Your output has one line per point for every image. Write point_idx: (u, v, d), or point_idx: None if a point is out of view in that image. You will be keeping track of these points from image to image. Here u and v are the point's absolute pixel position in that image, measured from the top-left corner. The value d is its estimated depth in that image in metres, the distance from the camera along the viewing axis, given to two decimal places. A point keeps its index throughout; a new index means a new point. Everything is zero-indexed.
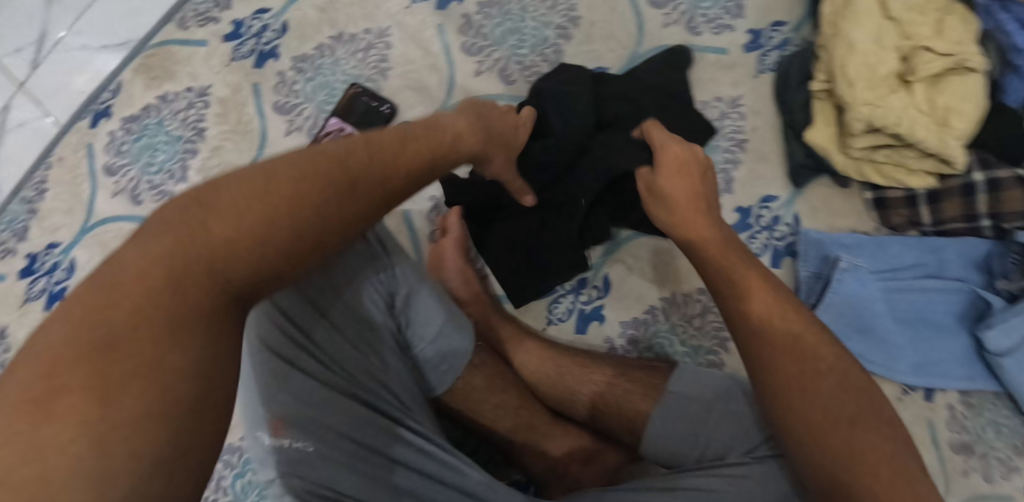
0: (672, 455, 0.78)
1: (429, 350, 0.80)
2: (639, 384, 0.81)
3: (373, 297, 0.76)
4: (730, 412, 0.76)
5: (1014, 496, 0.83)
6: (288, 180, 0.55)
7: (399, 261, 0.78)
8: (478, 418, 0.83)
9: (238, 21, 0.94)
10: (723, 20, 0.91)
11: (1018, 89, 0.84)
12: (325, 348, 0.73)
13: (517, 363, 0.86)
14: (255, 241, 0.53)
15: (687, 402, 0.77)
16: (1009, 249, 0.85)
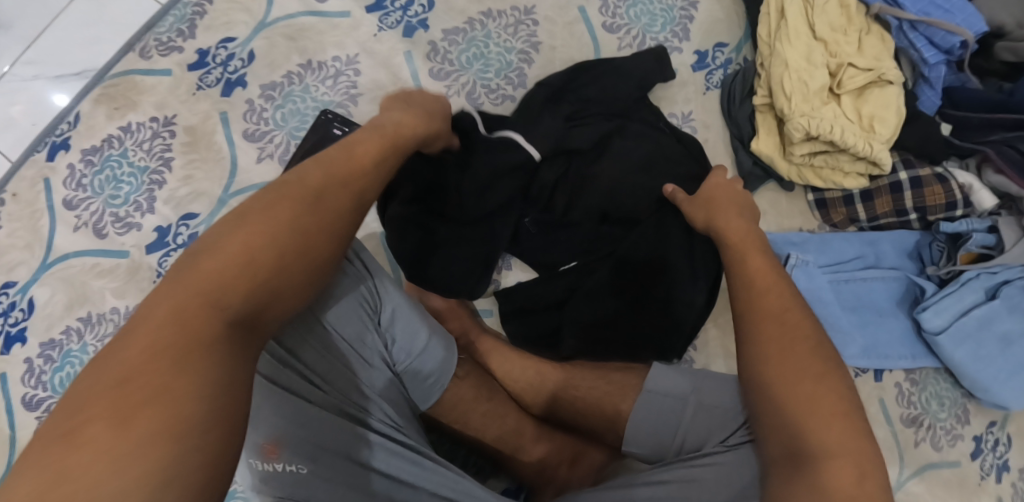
0: (655, 450, 0.81)
1: (417, 366, 0.78)
2: (619, 385, 0.85)
3: (361, 315, 0.73)
4: (705, 406, 0.79)
5: (959, 460, 0.95)
6: (282, 203, 0.60)
7: (380, 276, 0.76)
8: (467, 428, 0.82)
9: (204, 50, 0.94)
10: (671, 42, 0.99)
11: (929, 97, 0.95)
12: (316, 366, 0.71)
13: (501, 373, 0.88)
14: (246, 277, 0.56)
15: (664, 398, 0.80)
16: (935, 238, 0.97)
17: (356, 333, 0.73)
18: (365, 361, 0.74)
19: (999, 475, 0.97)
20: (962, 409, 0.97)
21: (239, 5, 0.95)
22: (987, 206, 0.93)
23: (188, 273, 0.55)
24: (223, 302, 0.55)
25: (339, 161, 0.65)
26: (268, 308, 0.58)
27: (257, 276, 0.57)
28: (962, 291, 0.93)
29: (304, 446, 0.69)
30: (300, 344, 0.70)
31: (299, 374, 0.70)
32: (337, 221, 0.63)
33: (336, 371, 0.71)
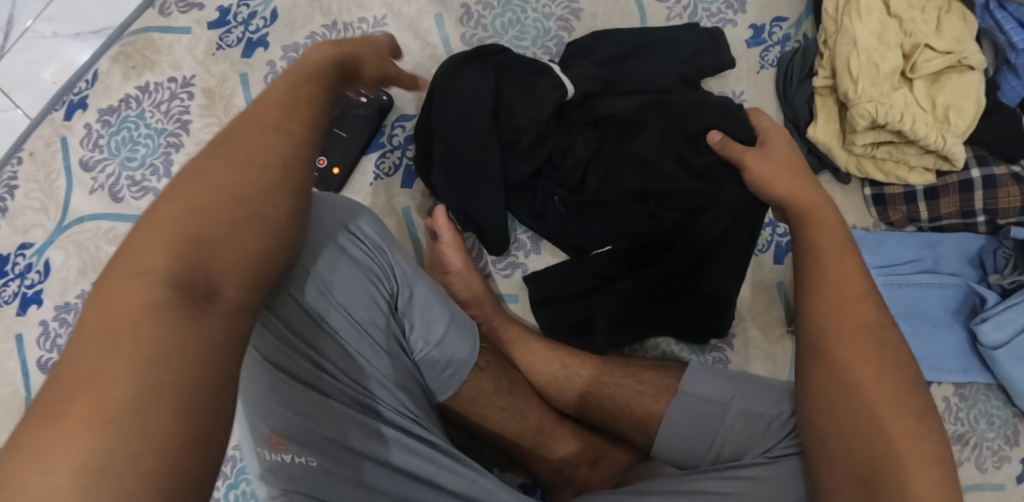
0: (688, 456, 0.76)
1: (435, 356, 0.74)
2: (652, 386, 0.79)
3: (374, 299, 0.70)
4: (746, 412, 0.73)
5: (1005, 484, 0.87)
6: (222, 157, 0.54)
7: (397, 259, 0.73)
8: (485, 422, 0.79)
9: (224, 8, 0.89)
10: (725, 14, 0.90)
11: (1013, 88, 0.84)
12: (324, 350, 0.67)
13: (524, 365, 0.84)
14: (208, 244, 0.50)
15: (700, 402, 0.75)
16: (1001, 245, 0.88)
17: (368, 318, 0.70)
18: (378, 348, 0.70)
19: None
20: (1013, 430, 0.88)
21: None
22: None
23: (139, 238, 0.50)
24: (162, 263, 0.48)
25: (258, 106, 0.59)
26: (223, 270, 0.50)
27: (205, 232, 0.51)
28: None
29: (310, 435, 0.65)
30: (309, 327, 0.67)
31: (308, 359, 0.66)
32: (256, 152, 0.55)
33: (344, 356, 0.68)
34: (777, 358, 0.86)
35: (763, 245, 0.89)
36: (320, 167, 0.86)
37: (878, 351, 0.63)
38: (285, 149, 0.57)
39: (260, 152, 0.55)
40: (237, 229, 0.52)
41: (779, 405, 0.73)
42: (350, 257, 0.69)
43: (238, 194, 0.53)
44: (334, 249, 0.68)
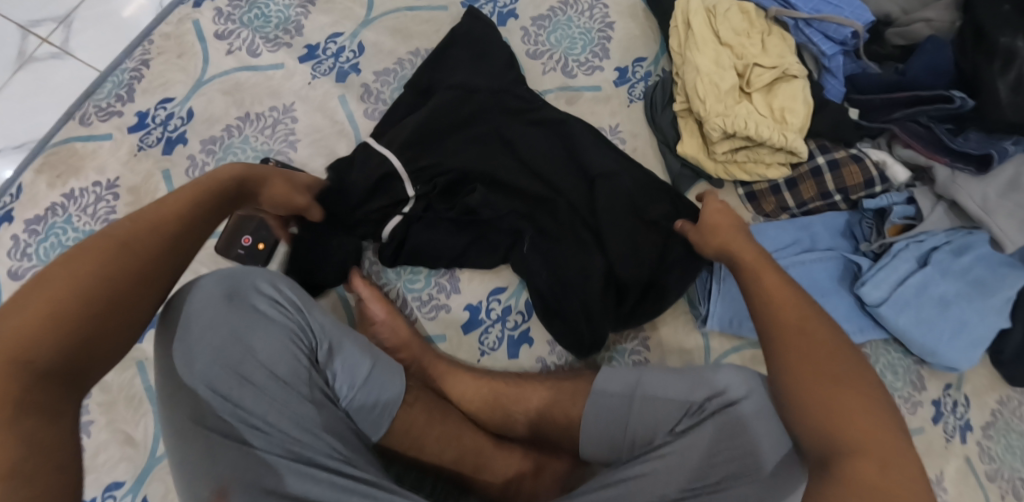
0: (611, 449, 0.83)
1: (362, 398, 0.79)
2: (568, 391, 0.86)
3: (296, 353, 0.75)
4: (649, 399, 0.81)
5: (921, 425, 1.02)
6: (96, 253, 0.63)
7: (313, 315, 0.78)
8: (423, 453, 0.83)
9: (143, 112, 0.96)
10: (592, 62, 1.04)
11: (835, 87, 1.00)
12: (251, 407, 0.72)
13: (455, 395, 0.88)
14: (78, 326, 0.61)
15: (611, 397, 0.82)
16: (863, 216, 1.03)
17: (290, 372, 0.74)
18: (302, 397, 0.74)
19: (962, 435, 1.03)
20: (917, 376, 1.03)
21: (175, 66, 0.98)
22: (902, 180, 0.98)
23: (13, 324, 0.59)
24: (43, 352, 0.59)
25: (156, 208, 0.69)
26: (92, 357, 0.61)
27: (88, 332, 0.61)
28: (895, 263, 0.98)
29: (251, 488, 0.68)
30: (234, 388, 0.71)
31: (235, 418, 0.71)
32: (138, 256, 0.65)
33: (269, 408, 0.72)
34: (691, 349, 0.94)
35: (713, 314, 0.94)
36: (246, 247, 0.91)
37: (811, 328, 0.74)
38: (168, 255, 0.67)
39: (146, 266, 0.65)
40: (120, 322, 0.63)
41: (679, 387, 0.81)
42: (262, 321, 0.74)
43: (119, 300, 0.63)
44: (251, 314, 0.74)
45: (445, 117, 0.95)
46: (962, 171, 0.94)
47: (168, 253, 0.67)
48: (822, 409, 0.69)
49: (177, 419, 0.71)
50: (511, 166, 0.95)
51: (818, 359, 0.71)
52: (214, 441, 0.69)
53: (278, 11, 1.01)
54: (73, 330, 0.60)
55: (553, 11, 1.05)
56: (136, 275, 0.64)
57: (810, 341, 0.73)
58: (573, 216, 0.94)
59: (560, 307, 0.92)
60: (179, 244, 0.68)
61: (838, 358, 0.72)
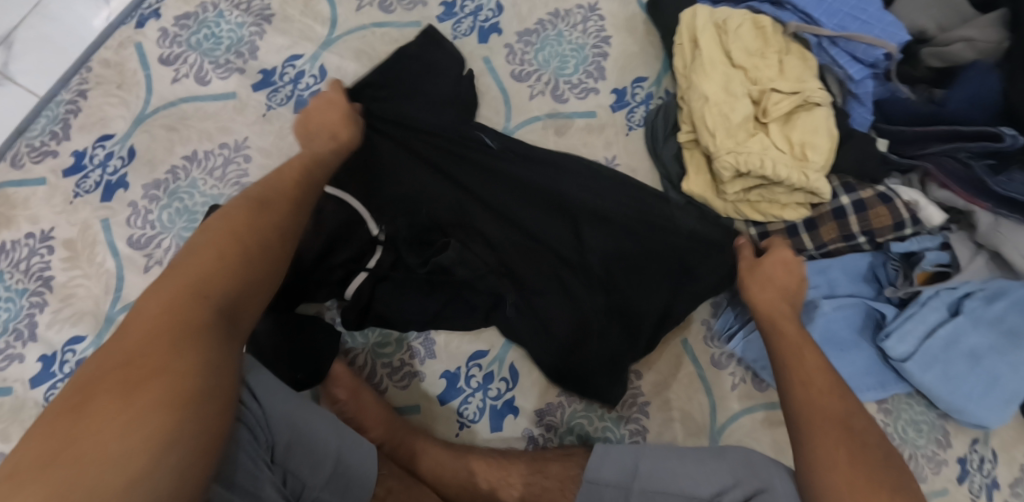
0: None
1: (325, 498, 0.68)
2: (558, 477, 0.77)
3: (252, 452, 0.64)
4: (648, 494, 0.72)
5: (947, 487, 0.92)
6: (240, 213, 0.68)
7: (269, 405, 0.68)
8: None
9: (80, 151, 0.86)
10: (586, 83, 0.92)
11: (861, 114, 0.88)
12: None
13: (432, 477, 0.79)
14: (236, 276, 0.63)
15: (605, 489, 0.73)
16: (888, 257, 0.91)
17: (243, 475, 0.63)
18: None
19: (989, 495, 0.94)
20: (942, 431, 0.94)
21: (114, 97, 0.87)
22: (937, 222, 0.86)
23: (183, 274, 0.61)
24: (219, 292, 0.61)
25: (278, 176, 0.73)
26: (242, 304, 0.63)
27: (239, 281, 0.63)
28: (923, 312, 0.88)
29: None
30: None
31: None
32: (255, 223, 0.67)
33: None
34: (695, 416, 0.86)
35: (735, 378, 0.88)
36: None
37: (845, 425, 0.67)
38: (298, 212, 0.71)
39: (278, 223, 0.69)
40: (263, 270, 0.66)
41: (682, 480, 0.72)
42: None
43: (273, 253, 0.67)
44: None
45: (402, 149, 0.84)
46: (1006, 218, 0.82)
47: (299, 216, 0.71)
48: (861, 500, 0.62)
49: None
50: (485, 199, 0.84)
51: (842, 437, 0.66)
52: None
53: (229, 31, 0.89)
54: (233, 277, 0.63)
55: (542, 25, 0.93)
56: (280, 228, 0.69)
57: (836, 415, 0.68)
58: (556, 271, 0.84)
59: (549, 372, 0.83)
60: (303, 201, 0.73)
61: (873, 449, 0.66)
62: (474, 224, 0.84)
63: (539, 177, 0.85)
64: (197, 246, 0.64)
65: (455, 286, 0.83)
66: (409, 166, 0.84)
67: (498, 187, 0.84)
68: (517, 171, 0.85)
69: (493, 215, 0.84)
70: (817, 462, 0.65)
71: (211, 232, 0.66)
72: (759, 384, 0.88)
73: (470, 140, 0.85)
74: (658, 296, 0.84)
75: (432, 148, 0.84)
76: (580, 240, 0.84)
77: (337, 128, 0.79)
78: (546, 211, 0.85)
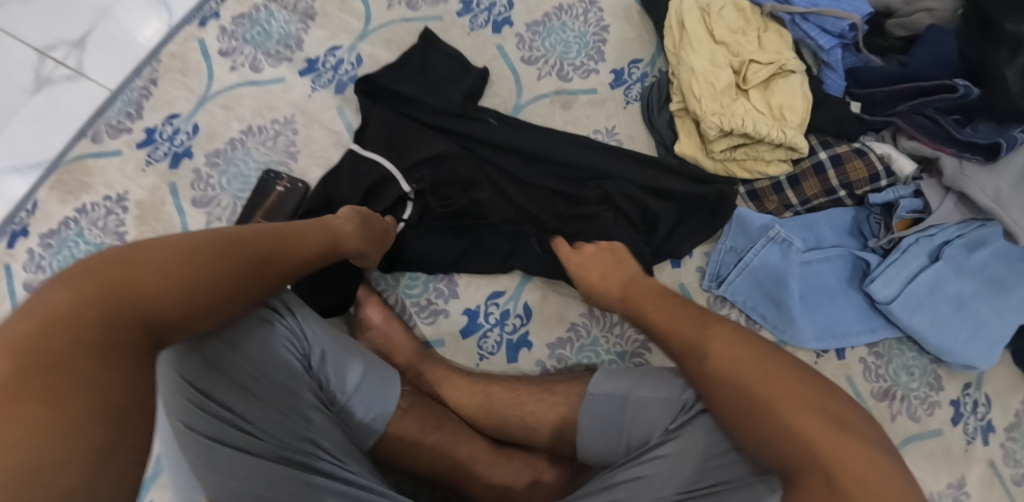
0: (605, 454, 0.81)
1: (355, 403, 0.81)
2: (565, 395, 0.86)
3: (291, 359, 0.77)
4: (644, 400, 0.80)
5: (940, 427, 0.97)
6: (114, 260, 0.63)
7: (307, 321, 0.81)
8: (417, 461, 0.84)
9: (151, 128, 1.00)
10: (588, 65, 1.05)
11: (834, 80, 0.98)
12: (246, 413, 0.72)
13: (453, 401, 0.89)
14: (109, 312, 0.60)
15: (606, 399, 0.81)
16: (870, 211, 0.99)
17: (283, 378, 0.76)
18: (295, 401, 0.76)
19: (984, 437, 0.98)
20: (934, 376, 0.98)
21: (180, 83, 1.02)
22: (909, 172, 0.96)
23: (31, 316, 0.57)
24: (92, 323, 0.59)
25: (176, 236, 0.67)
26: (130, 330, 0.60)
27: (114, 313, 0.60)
28: (905, 258, 0.95)
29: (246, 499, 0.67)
30: (228, 395, 0.72)
31: (228, 421, 0.71)
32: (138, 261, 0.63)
33: (264, 415, 0.73)
34: None
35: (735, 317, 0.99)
36: None
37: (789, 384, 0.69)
38: (195, 245, 0.67)
39: (162, 263, 0.64)
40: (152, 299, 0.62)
41: (673, 387, 0.80)
42: (252, 327, 0.76)
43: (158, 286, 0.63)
44: (247, 323, 0.76)
45: (424, 115, 0.97)
46: (970, 161, 0.91)
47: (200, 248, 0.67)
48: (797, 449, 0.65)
49: (162, 422, 0.70)
50: (500, 157, 0.96)
51: (759, 378, 0.70)
52: (202, 445, 0.69)
53: (279, 27, 1.04)
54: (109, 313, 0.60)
55: (548, 17, 1.06)
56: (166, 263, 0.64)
57: (752, 361, 0.71)
58: (575, 207, 0.95)
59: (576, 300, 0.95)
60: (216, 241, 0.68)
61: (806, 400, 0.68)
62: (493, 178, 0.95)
63: (547, 135, 0.97)
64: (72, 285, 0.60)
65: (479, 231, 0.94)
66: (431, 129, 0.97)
67: (513, 144, 0.95)
68: (525, 131, 0.97)
69: (510, 168, 0.95)
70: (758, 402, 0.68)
71: (76, 275, 0.61)
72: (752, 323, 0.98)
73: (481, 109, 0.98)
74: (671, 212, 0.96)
75: (450, 115, 0.97)
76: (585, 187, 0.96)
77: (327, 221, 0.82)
78: (552, 161, 0.95)
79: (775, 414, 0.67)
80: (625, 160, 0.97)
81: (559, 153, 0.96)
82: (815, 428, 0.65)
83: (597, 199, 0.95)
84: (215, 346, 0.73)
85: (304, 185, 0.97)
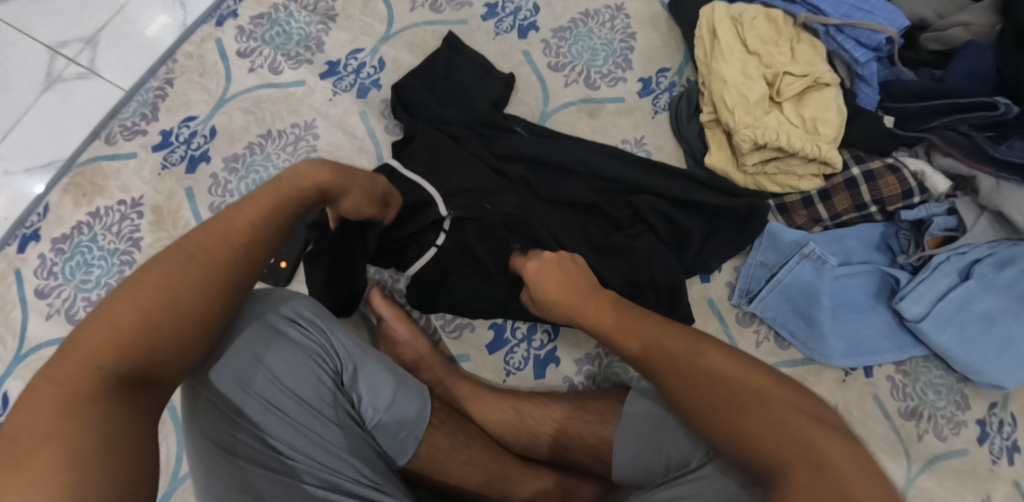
0: (642, 475, 0.78)
1: (387, 421, 0.78)
2: (599, 414, 0.85)
3: (321, 377, 0.74)
4: (683, 421, 0.77)
5: (966, 447, 0.96)
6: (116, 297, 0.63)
7: (339, 335, 0.77)
8: (449, 478, 0.82)
9: (167, 130, 0.97)
10: (615, 73, 1.02)
11: (867, 94, 0.97)
12: (277, 433, 0.72)
13: (481, 417, 0.88)
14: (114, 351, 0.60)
15: (641, 418, 0.80)
16: (900, 227, 0.97)
17: (314, 396, 0.74)
18: (326, 421, 0.74)
19: (1010, 458, 0.96)
20: (961, 395, 0.97)
21: (198, 85, 0.99)
22: (943, 189, 0.94)
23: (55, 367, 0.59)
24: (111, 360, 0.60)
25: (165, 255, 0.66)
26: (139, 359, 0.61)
27: (119, 347, 0.60)
28: (935, 276, 0.94)
29: None
30: (259, 414, 0.72)
31: (259, 441, 0.71)
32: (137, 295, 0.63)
33: (294, 435, 0.72)
34: None
35: (765, 336, 0.98)
36: (267, 264, 0.92)
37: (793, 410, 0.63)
38: (181, 262, 0.65)
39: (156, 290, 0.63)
40: (147, 325, 0.62)
41: None
42: (283, 344, 0.74)
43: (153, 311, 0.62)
44: (279, 340, 0.74)
45: (458, 125, 0.95)
46: (1008, 180, 0.90)
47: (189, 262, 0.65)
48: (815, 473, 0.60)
49: (198, 439, 0.71)
50: (528, 171, 0.94)
51: (739, 391, 0.64)
52: (235, 465, 0.69)
53: (299, 28, 1.01)
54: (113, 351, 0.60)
55: (575, 23, 1.04)
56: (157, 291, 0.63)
57: (715, 370, 0.66)
58: (607, 235, 0.93)
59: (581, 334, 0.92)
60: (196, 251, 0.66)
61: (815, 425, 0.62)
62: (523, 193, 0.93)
63: (576, 147, 0.95)
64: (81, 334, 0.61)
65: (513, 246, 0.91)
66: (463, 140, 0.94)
67: (542, 157, 0.93)
68: (556, 143, 0.94)
69: (539, 184, 0.94)
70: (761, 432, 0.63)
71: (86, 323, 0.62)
72: (781, 342, 0.97)
73: (512, 120, 0.96)
74: (702, 225, 0.94)
75: (481, 126, 0.95)
76: (613, 203, 0.94)
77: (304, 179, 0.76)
78: (581, 172, 0.93)
79: (773, 424, 0.62)
80: (652, 174, 0.94)
81: (589, 166, 0.93)
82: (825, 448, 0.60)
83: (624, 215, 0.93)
84: (249, 364, 0.72)
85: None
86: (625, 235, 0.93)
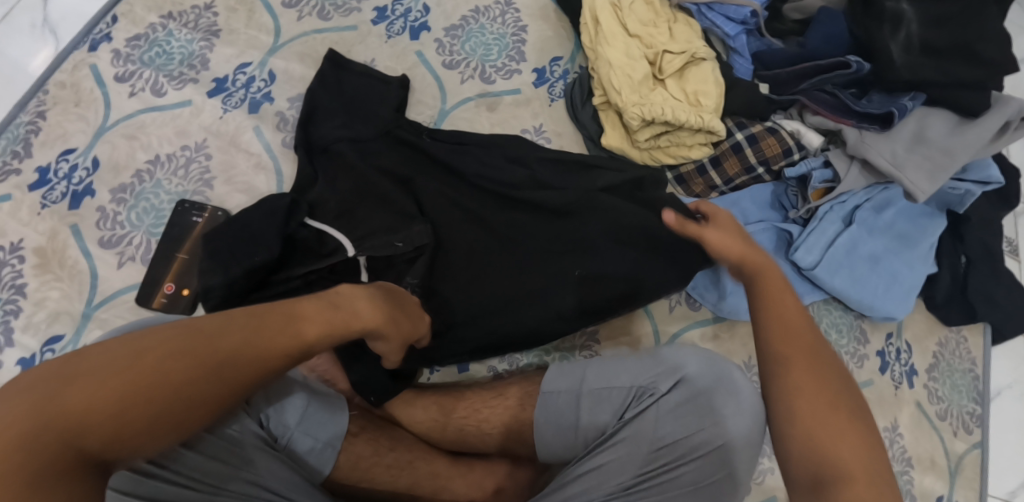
0: (564, 451, 0.81)
1: (300, 434, 0.76)
2: (518, 398, 0.85)
3: None
4: (596, 393, 0.80)
5: (870, 377, 1.04)
6: (152, 350, 0.62)
7: None
8: (375, 485, 0.81)
9: (44, 167, 0.90)
10: (509, 66, 1.05)
11: (742, 65, 1.06)
12: (182, 466, 0.67)
13: (406, 420, 0.87)
14: (123, 411, 0.60)
15: (559, 396, 0.81)
16: (788, 185, 1.05)
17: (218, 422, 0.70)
18: (234, 445, 0.70)
19: (909, 381, 1.06)
20: (860, 330, 1.06)
21: (74, 115, 0.93)
22: (817, 145, 1.01)
23: (66, 402, 0.59)
24: (113, 413, 0.59)
25: (216, 323, 0.65)
26: (144, 432, 0.61)
27: (126, 411, 0.60)
28: (822, 226, 1.01)
29: None
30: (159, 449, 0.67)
31: (163, 477, 0.66)
32: (168, 367, 0.61)
33: (202, 465, 0.68)
34: (642, 338, 0.97)
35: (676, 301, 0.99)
36: (168, 293, 0.85)
37: (821, 387, 0.66)
38: (247, 347, 0.64)
39: (194, 369, 0.62)
40: (170, 397, 0.61)
41: (630, 374, 0.80)
42: None
43: (182, 385, 0.62)
44: None
45: (357, 128, 0.93)
46: (869, 130, 0.98)
47: (251, 351, 0.64)
48: (808, 442, 0.64)
49: None
50: (428, 175, 0.94)
51: (837, 430, 0.64)
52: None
53: (180, 47, 0.97)
54: (129, 409, 0.60)
55: (465, 20, 1.06)
56: (193, 363, 0.62)
57: (808, 340, 0.68)
58: (521, 227, 0.92)
59: (536, 333, 0.90)
60: (265, 343, 0.65)
61: (837, 411, 0.65)
62: (431, 199, 0.93)
63: (473, 145, 0.95)
64: (96, 360, 0.61)
65: (427, 249, 0.90)
66: (364, 148, 0.92)
67: (439, 160, 0.94)
68: (451, 143, 0.95)
69: (442, 190, 0.93)
70: (789, 398, 0.66)
71: (99, 358, 0.61)
72: (693, 304, 0.99)
73: (404, 127, 0.95)
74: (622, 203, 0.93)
75: (376, 136, 0.93)
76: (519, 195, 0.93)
77: (375, 310, 0.73)
78: (475, 170, 0.94)
79: (844, 481, 0.61)
80: (552, 162, 0.95)
81: (483, 158, 0.94)
82: (833, 429, 0.64)
83: (533, 209, 0.93)
84: None
85: (225, 213, 0.90)
86: (541, 227, 0.92)
